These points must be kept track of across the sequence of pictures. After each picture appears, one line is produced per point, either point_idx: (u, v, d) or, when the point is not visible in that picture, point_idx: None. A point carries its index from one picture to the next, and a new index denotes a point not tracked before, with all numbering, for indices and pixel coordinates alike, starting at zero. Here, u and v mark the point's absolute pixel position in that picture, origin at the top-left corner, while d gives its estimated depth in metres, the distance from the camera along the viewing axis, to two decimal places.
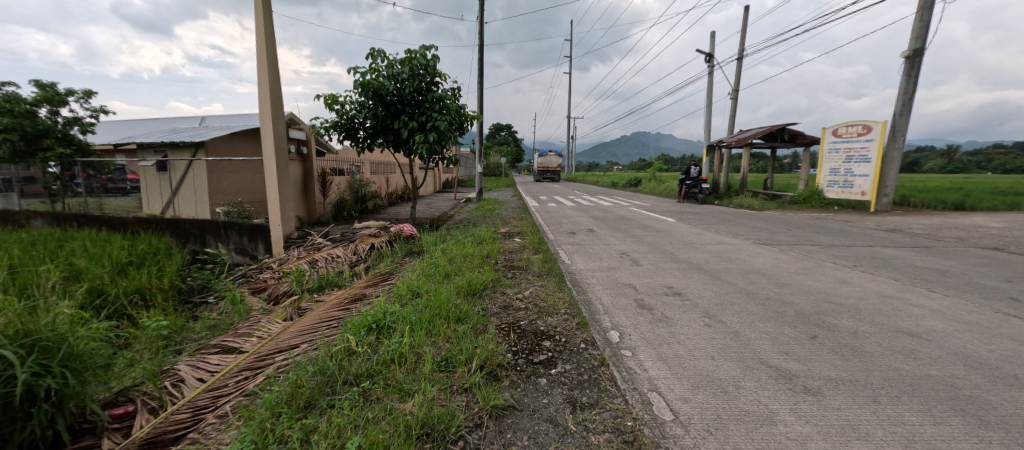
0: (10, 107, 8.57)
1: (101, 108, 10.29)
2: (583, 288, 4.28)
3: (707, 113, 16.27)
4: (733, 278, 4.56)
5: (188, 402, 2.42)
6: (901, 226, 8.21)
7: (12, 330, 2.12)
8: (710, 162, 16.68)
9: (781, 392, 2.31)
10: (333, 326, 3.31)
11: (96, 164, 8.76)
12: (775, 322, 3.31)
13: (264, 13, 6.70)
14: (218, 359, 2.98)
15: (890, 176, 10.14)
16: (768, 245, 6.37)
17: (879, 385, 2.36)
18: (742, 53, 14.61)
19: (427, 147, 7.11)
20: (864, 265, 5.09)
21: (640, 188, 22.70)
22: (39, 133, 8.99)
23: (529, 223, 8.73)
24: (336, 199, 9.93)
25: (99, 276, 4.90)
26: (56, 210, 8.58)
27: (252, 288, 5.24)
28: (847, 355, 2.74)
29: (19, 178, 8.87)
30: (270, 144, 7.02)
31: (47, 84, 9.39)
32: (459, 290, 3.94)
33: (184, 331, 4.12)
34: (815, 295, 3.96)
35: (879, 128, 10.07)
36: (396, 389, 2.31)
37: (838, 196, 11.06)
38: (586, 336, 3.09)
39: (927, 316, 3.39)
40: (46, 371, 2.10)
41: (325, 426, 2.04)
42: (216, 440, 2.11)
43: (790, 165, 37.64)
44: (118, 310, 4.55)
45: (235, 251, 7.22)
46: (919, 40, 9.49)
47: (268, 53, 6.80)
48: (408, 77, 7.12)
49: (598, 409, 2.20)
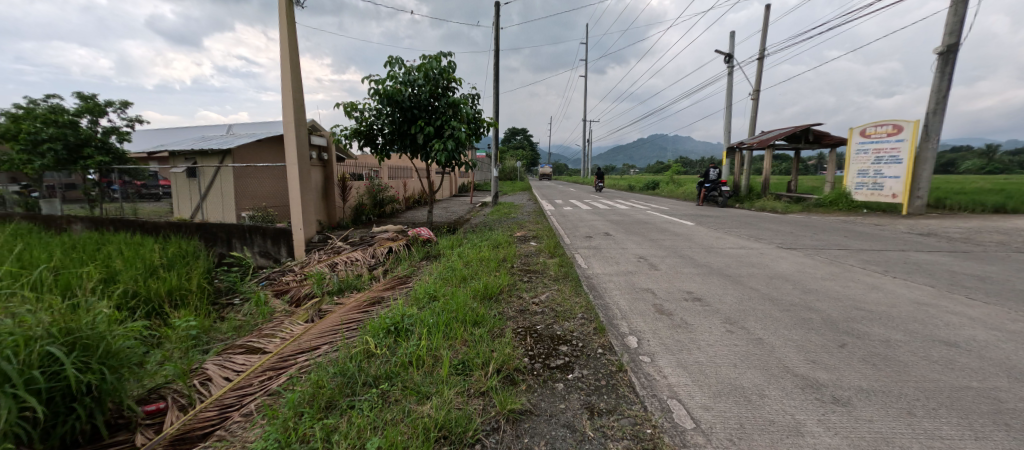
0: (55, 118, 9.01)
1: (137, 118, 10.77)
2: (600, 292, 4.24)
3: (728, 115, 16.00)
4: (756, 283, 4.45)
5: (216, 400, 2.50)
6: (937, 230, 7.83)
7: (58, 328, 2.23)
8: (731, 163, 16.43)
9: (808, 402, 2.24)
10: (352, 328, 3.38)
11: (134, 171, 9.28)
12: (801, 329, 3.21)
13: (288, 24, 6.91)
14: (244, 359, 3.07)
15: (922, 177, 9.76)
16: (792, 250, 6.16)
17: (914, 396, 2.26)
18: (764, 52, 14.33)
19: (444, 151, 7.16)
20: (897, 271, 4.87)
21: (658, 191, 22.57)
22: (81, 141, 9.34)
23: (545, 227, 8.71)
24: (356, 204, 10.17)
25: (132, 279, 5.08)
26: (95, 215, 9.20)
27: (275, 290, 5.39)
28: (879, 365, 2.63)
29: (62, 185, 9.43)
30: (292, 150, 7.21)
31: (88, 96, 9.87)
32: (476, 293, 3.97)
33: (212, 331, 4.24)
34: (844, 302, 3.81)
35: (910, 127, 9.66)
36: (414, 391, 2.33)
37: (868, 199, 10.67)
38: (604, 341, 3.05)
39: (965, 325, 3.22)
40: (87, 367, 2.20)
41: (346, 426, 2.07)
42: (241, 438, 2.16)
43: (815, 167, 36.34)
44: (152, 310, 4.73)
45: (259, 254, 7.52)
46: (954, 35, 9.10)
47: (291, 62, 7.02)
48: (424, 83, 7.21)
49: (617, 415, 2.17)
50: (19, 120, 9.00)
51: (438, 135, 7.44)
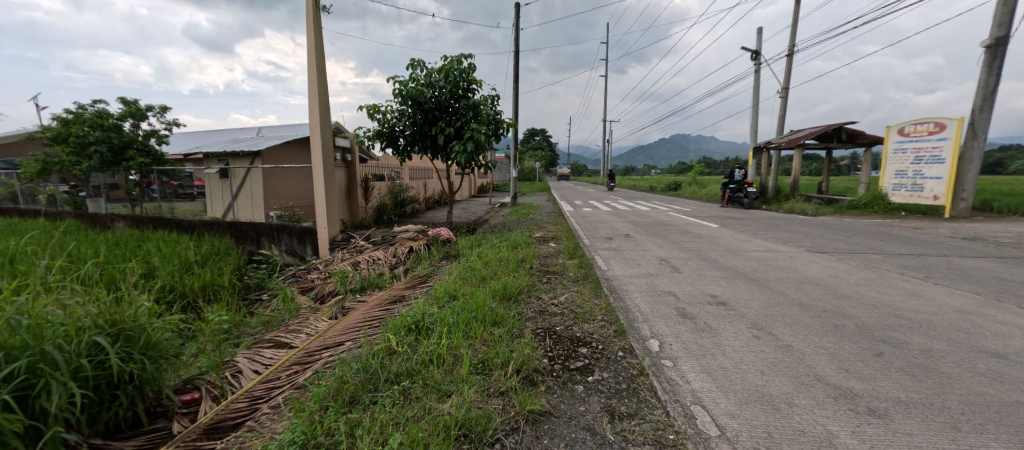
0: (101, 122, 9.51)
1: (175, 122, 11.27)
2: (620, 294, 4.19)
3: (754, 114, 15.55)
4: (784, 288, 4.30)
5: (246, 392, 2.59)
6: (983, 234, 7.39)
7: (104, 319, 2.36)
8: (757, 164, 15.95)
9: (842, 412, 2.15)
10: (375, 325, 3.44)
11: (171, 171, 9.49)
12: (834, 336, 3.08)
13: (315, 29, 7.11)
14: (272, 353, 3.18)
15: (967, 178, 9.24)
16: (823, 253, 5.93)
17: (958, 410, 2.14)
18: (793, 49, 13.86)
19: (464, 152, 7.22)
20: (938, 277, 4.62)
21: (680, 192, 22.14)
22: (124, 144, 9.82)
23: (564, 228, 8.66)
24: (378, 204, 10.37)
25: (169, 274, 5.32)
26: (135, 214, 9.74)
27: (301, 287, 5.54)
28: (920, 376, 2.50)
29: (106, 185, 10.05)
30: (318, 151, 7.40)
31: (131, 101, 10.39)
32: (495, 293, 3.98)
33: (242, 326, 4.40)
34: (880, 309, 3.64)
35: (953, 125, 9.16)
36: (435, 389, 2.36)
37: (906, 201, 10.17)
38: (625, 344, 3.01)
39: (1016, 336, 3.03)
40: (130, 357, 2.32)
41: (369, 421, 2.11)
42: (270, 429, 2.23)
43: (848, 167, 34.89)
44: (187, 305, 4.94)
45: (286, 252, 7.76)
46: (1002, 27, 8.59)
47: (317, 65, 7.21)
48: (444, 85, 7.30)
49: (638, 420, 2.14)
50: (69, 124, 9.55)
51: (458, 136, 7.50)
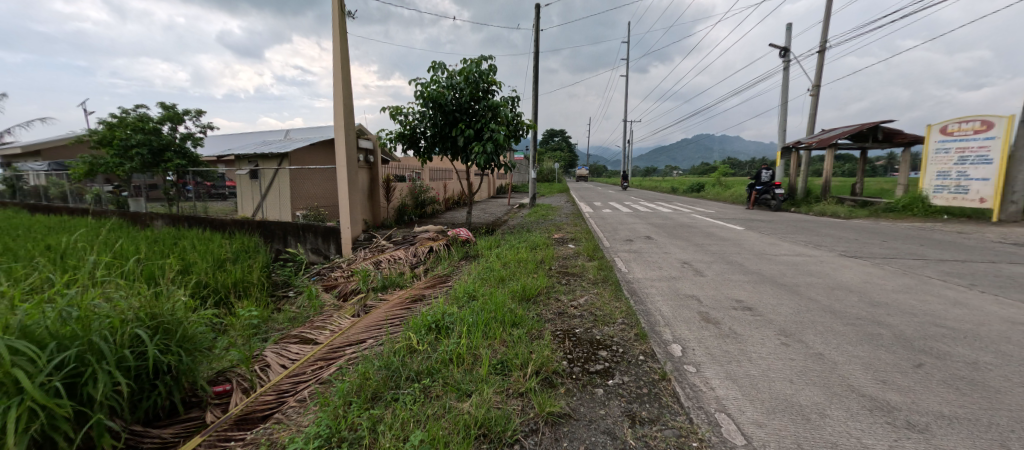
0: (142, 126, 10.00)
1: (209, 125, 11.75)
2: (641, 297, 4.12)
3: (782, 113, 15.05)
4: (815, 294, 4.14)
5: (274, 385, 2.67)
6: None
7: (144, 312, 2.48)
8: (785, 165, 15.42)
9: (878, 425, 2.05)
10: (396, 323, 3.49)
11: (205, 172, 9.85)
12: (869, 345, 2.95)
13: (340, 33, 7.29)
14: (298, 348, 3.27)
15: (1018, 179, 8.69)
16: (857, 258, 5.67)
17: (1007, 427, 2.01)
18: (825, 45, 13.34)
19: (483, 153, 7.25)
20: (985, 285, 4.35)
21: (704, 193, 21.64)
22: (162, 146, 10.31)
23: (584, 229, 8.59)
24: (399, 205, 10.53)
25: (202, 270, 5.54)
26: (172, 213, 10.22)
27: (325, 285, 5.68)
28: (964, 389, 2.36)
29: (146, 185, 10.60)
30: (342, 153, 7.58)
31: (169, 106, 10.89)
32: (514, 294, 3.98)
33: (270, 321, 4.54)
34: (919, 317, 3.46)
35: (1003, 123, 8.62)
36: (454, 388, 2.37)
37: (949, 203, 9.64)
38: (646, 348, 2.96)
39: None
40: (167, 349, 2.44)
41: (391, 418, 2.14)
42: (296, 422, 2.30)
43: (883, 167, 33.37)
44: (219, 300, 5.14)
45: (312, 251, 7.97)
46: None
47: (341, 69, 7.38)
48: (465, 87, 7.35)
49: (660, 425, 2.10)
50: (113, 127, 10.10)
51: (477, 137, 7.54)
